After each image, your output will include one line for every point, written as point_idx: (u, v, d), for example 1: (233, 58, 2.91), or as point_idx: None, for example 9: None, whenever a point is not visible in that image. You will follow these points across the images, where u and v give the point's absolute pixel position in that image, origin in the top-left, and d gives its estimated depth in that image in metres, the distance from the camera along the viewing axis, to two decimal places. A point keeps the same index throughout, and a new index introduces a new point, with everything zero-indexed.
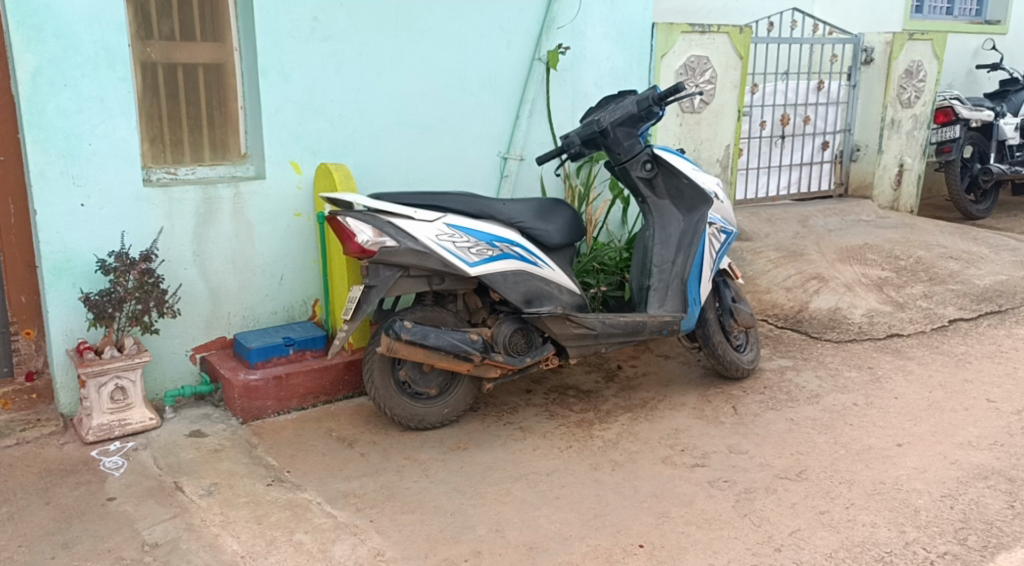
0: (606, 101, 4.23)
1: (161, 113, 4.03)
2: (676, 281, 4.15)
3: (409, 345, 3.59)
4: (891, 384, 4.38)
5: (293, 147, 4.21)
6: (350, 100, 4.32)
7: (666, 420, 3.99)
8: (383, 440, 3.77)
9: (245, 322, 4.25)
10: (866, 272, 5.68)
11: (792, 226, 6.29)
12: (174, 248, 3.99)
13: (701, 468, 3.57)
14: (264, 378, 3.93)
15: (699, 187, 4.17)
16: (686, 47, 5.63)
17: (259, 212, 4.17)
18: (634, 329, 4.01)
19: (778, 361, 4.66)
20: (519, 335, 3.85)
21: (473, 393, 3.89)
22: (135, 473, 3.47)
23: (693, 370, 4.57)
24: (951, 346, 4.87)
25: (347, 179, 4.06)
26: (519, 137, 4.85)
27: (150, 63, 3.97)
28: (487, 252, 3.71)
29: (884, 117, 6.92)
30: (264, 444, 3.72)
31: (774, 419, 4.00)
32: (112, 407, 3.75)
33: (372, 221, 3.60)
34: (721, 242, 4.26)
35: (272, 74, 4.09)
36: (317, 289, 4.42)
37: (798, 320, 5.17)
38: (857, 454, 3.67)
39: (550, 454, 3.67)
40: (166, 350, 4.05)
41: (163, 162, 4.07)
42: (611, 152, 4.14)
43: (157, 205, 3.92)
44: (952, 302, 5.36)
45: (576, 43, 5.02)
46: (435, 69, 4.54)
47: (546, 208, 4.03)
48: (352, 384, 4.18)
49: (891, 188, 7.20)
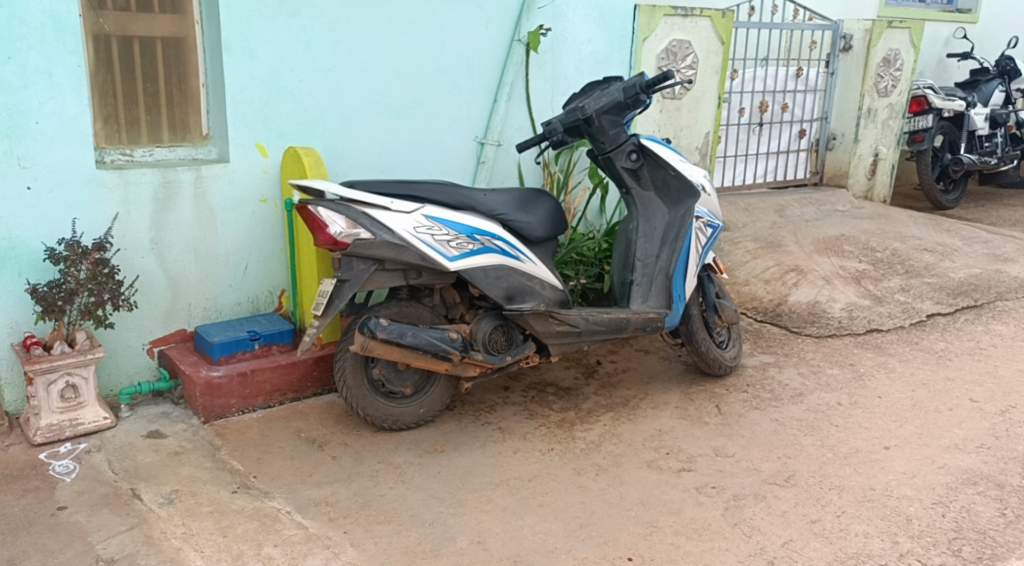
0: (590, 87, 4.05)
1: (115, 89, 3.77)
2: (660, 276, 4.01)
3: (385, 344, 3.40)
4: (873, 382, 4.27)
5: (259, 129, 3.96)
6: (320, 80, 4.08)
7: (650, 420, 3.86)
8: (355, 442, 3.59)
9: (207, 314, 4.02)
10: (843, 265, 5.60)
11: (769, 216, 6.19)
12: (129, 235, 3.73)
13: (688, 472, 3.43)
14: (228, 375, 3.72)
15: (686, 179, 4.01)
16: (668, 30, 5.46)
17: (222, 197, 3.93)
18: (617, 326, 3.88)
19: (759, 357, 4.55)
20: (500, 332, 3.70)
21: (450, 392, 3.72)
22: (88, 479, 3.23)
23: (674, 366, 4.45)
24: (931, 342, 4.78)
25: (318, 164, 3.85)
26: (497, 121, 4.66)
27: (103, 36, 3.70)
28: (467, 246, 3.53)
29: (861, 106, 6.85)
30: (228, 446, 3.51)
31: (759, 420, 3.88)
32: (62, 405, 3.49)
33: (346, 210, 3.42)
34: (708, 237, 4.12)
35: (237, 50, 3.83)
36: (284, 280, 4.20)
37: (777, 314, 5.07)
38: (845, 458, 3.54)
39: (531, 457, 3.51)
40: (121, 344, 3.80)
41: (117, 142, 3.81)
42: (595, 141, 3.98)
43: (111, 189, 3.66)
44: (929, 296, 5.28)
45: (556, 24, 4.83)
46: (410, 48, 4.31)
47: (527, 199, 3.85)
48: (321, 380, 3.98)
49: (865, 177, 7.14)
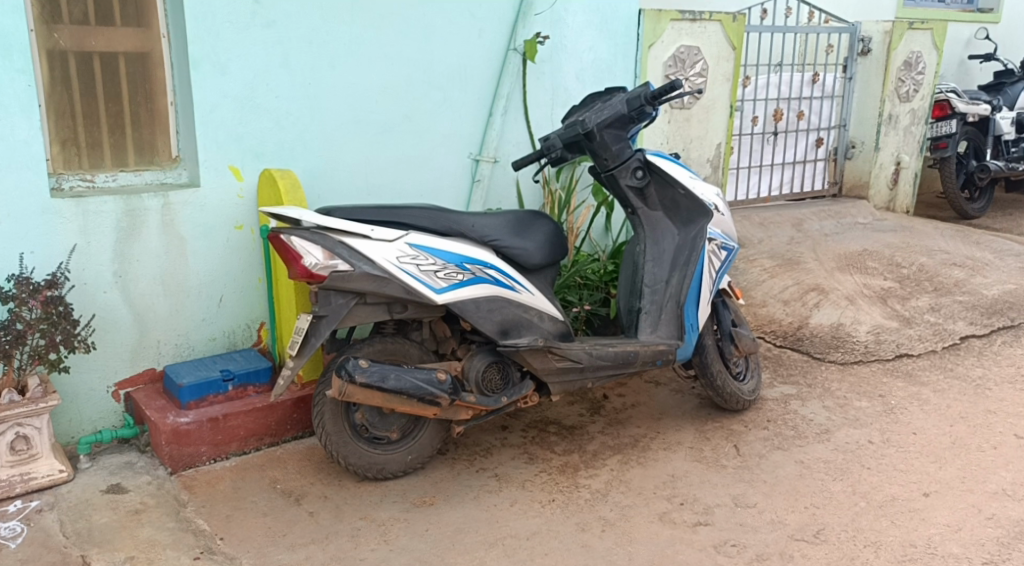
0: (591, 99, 3.71)
1: (73, 109, 3.45)
2: (670, 304, 3.67)
3: (365, 388, 3.07)
4: (906, 416, 3.90)
5: (232, 150, 3.65)
6: (299, 96, 3.76)
7: (661, 464, 3.51)
8: (336, 495, 3.25)
9: (178, 351, 3.69)
10: (867, 283, 5.23)
11: (786, 230, 5.83)
12: (89, 269, 3.41)
13: (705, 527, 3.07)
14: (197, 421, 3.39)
15: (697, 198, 3.69)
16: (675, 36, 5.11)
17: (192, 225, 3.61)
18: (623, 360, 3.53)
19: (780, 389, 4.18)
20: (494, 369, 3.35)
21: (440, 436, 3.38)
22: (35, 544, 2.90)
23: (687, 400, 4.09)
24: (966, 368, 4.40)
25: (294, 188, 3.53)
26: (493, 136, 4.32)
27: (59, 52, 3.39)
28: (456, 276, 3.20)
29: (882, 112, 6.49)
30: (194, 501, 3.18)
31: (782, 462, 3.52)
32: (12, 459, 3.17)
33: (322, 239, 3.09)
34: (722, 260, 3.79)
35: (205, 65, 3.52)
36: (262, 312, 3.87)
37: (798, 338, 4.71)
38: (881, 507, 3.17)
39: (530, 511, 3.17)
40: (83, 387, 3.48)
41: (77, 166, 3.50)
42: (596, 157, 3.64)
43: (68, 219, 3.34)
44: (962, 317, 4.91)
45: (555, 31, 4.51)
46: (396, 60, 3.99)
47: (524, 222, 3.49)
48: (302, 422, 3.65)
49: (887, 187, 6.78)
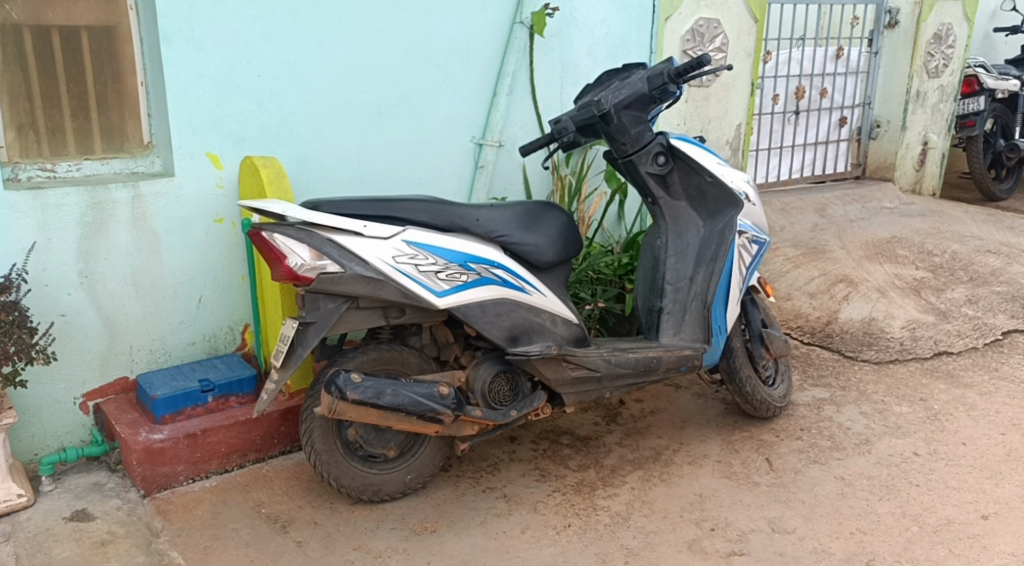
0: (607, 76, 3.34)
1: (30, 91, 3.08)
2: (696, 304, 3.33)
3: (358, 405, 2.73)
4: (953, 423, 3.56)
5: (210, 136, 3.29)
6: (283, 75, 3.39)
7: (687, 482, 3.17)
8: (326, 521, 2.92)
9: (153, 357, 3.35)
10: (898, 273, 4.89)
11: (810, 216, 5.48)
12: (51, 269, 3.06)
13: (740, 558, 2.74)
14: (173, 438, 3.05)
15: (725, 187, 3.32)
16: (694, 7, 4.69)
17: (166, 219, 3.25)
18: (645, 367, 3.19)
19: (812, 393, 3.84)
20: (503, 380, 3.01)
21: (443, 453, 3.04)
22: None
23: (712, 406, 3.76)
24: (1012, 368, 4.06)
25: (278, 178, 3.17)
26: (497, 118, 3.96)
27: (11, 26, 3.02)
28: (459, 278, 2.85)
29: (909, 89, 6.12)
30: (168, 530, 2.85)
31: (820, 478, 3.18)
32: None
33: (310, 238, 2.73)
34: (753, 255, 3.43)
35: (177, 42, 3.15)
36: (246, 313, 3.52)
37: (827, 335, 4.36)
38: (935, 533, 2.84)
39: (544, 539, 2.84)
40: (47, 400, 3.15)
41: (35, 154, 3.13)
42: (613, 141, 3.28)
43: (25, 215, 2.99)
44: (1002, 310, 4.56)
45: (564, 3, 4.13)
46: (391, 34, 3.61)
47: (534, 214, 3.13)
48: (290, 436, 3.31)
49: (913, 169, 6.42)
